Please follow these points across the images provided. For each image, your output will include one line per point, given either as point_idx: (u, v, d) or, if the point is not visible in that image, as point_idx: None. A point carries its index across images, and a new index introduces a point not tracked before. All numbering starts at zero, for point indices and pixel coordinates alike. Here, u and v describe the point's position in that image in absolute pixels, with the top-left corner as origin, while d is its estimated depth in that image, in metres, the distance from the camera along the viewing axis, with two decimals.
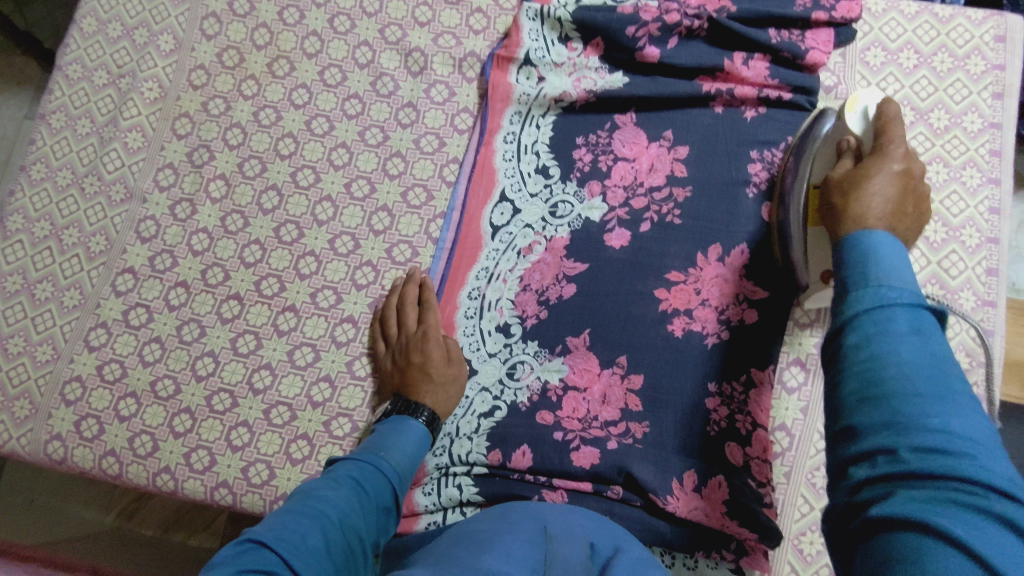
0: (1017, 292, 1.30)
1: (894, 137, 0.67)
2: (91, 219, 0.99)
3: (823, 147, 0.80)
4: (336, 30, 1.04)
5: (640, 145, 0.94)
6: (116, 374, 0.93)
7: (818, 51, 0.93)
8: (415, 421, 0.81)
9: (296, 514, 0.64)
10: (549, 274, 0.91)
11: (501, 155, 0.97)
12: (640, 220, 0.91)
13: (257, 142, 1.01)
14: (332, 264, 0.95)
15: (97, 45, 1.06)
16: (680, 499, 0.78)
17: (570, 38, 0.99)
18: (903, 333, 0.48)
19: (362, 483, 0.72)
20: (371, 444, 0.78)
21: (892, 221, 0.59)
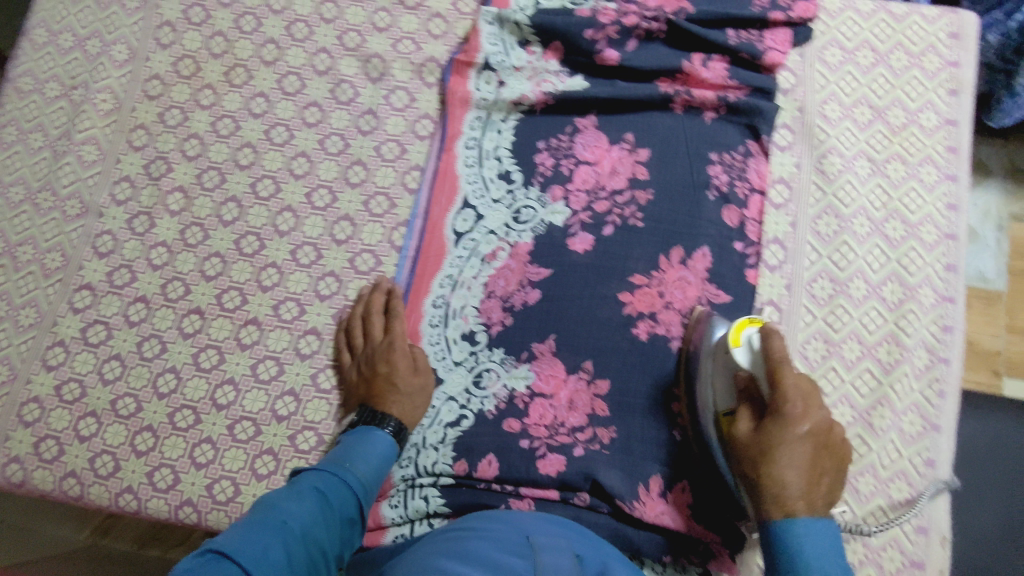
0: (983, 282, 1.31)
1: (781, 365, 0.70)
2: (46, 235, 0.97)
3: (721, 362, 0.77)
4: (294, 37, 1.03)
5: (602, 148, 0.94)
6: (75, 394, 0.91)
7: (776, 50, 0.94)
8: (382, 432, 0.80)
9: (257, 527, 0.64)
10: (513, 280, 0.90)
11: (463, 161, 0.96)
12: (604, 224, 0.91)
13: (215, 153, 0.99)
14: (294, 275, 0.94)
15: (48, 56, 1.03)
16: (647, 504, 0.78)
17: (529, 42, 0.99)
18: (822, 562, 0.64)
19: (327, 495, 0.71)
20: (339, 454, 0.77)
21: (809, 496, 0.68)
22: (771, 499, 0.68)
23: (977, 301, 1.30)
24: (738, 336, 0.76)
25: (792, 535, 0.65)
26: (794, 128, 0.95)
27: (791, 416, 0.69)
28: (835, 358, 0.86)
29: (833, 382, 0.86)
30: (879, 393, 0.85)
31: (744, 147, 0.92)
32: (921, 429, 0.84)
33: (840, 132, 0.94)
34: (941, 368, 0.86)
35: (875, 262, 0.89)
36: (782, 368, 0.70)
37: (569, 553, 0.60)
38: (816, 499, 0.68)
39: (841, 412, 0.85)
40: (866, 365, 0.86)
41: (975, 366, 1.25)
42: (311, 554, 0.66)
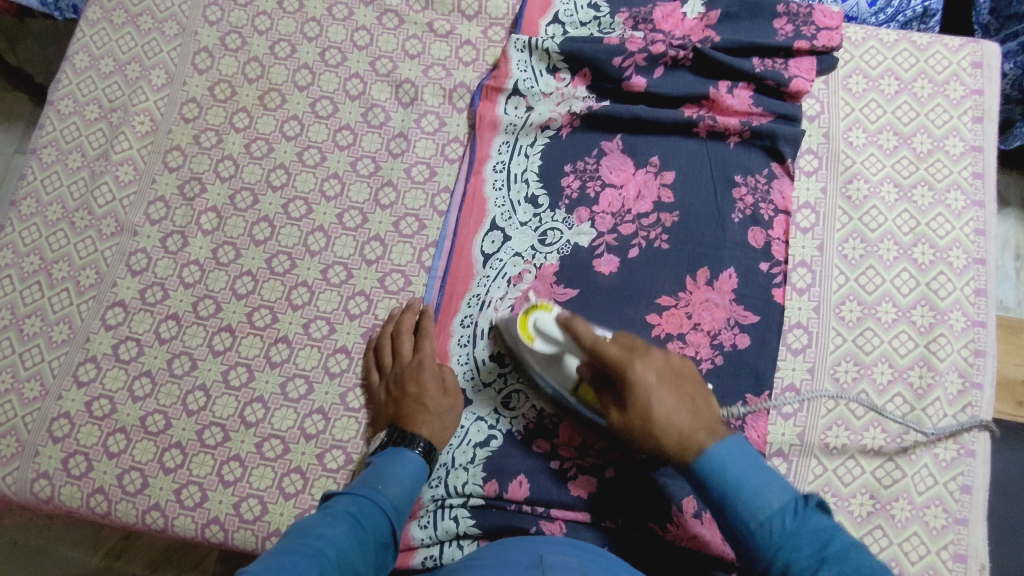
0: (1005, 310, 1.31)
1: (602, 347, 0.71)
2: (82, 253, 0.99)
3: (540, 361, 0.81)
4: (328, 63, 1.06)
5: (628, 171, 0.95)
6: (105, 410, 0.91)
7: (802, 78, 0.95)
8: (412, 453, 0.80)
9: (295, 554, 0.63)
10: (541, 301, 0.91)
11: (491, 184, 0.98)
12: (630, 246, 0.92)
13: (249, 174, 1.01)
14: (325, 294, 0.95)
15: (89, 80, 1.06)
16: (680, 527, 0.78)
17: (558, 68, 1.01)
18: (750, 497, 0.63)
19: (361, 519, 0.71)
20: (369, 477, 0.76)
21: (692, 404, 0.69)
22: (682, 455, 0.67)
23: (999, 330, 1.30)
24: (526, 329, 0.80)
25: (714, 473, 0.65)
26: (820, 154, 0.96)
27: (639, 376, 0.69)
28: (865, 381, 0.87)
29: (863, 406, 0.86)
30: (912, 417, 0.85)
31: (767, 170, 0.94)
32: (957, 454, 0.83)
33: (866, 158, 0.95)
34: (974, 393, 0.85)
35: (904, 287, 0.90)
36: (600, 349, 0.71)
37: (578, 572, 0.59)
38: (710, 416, 0.69)
39: (874, 436, 0.84)
40: (898, 389, 0.86)
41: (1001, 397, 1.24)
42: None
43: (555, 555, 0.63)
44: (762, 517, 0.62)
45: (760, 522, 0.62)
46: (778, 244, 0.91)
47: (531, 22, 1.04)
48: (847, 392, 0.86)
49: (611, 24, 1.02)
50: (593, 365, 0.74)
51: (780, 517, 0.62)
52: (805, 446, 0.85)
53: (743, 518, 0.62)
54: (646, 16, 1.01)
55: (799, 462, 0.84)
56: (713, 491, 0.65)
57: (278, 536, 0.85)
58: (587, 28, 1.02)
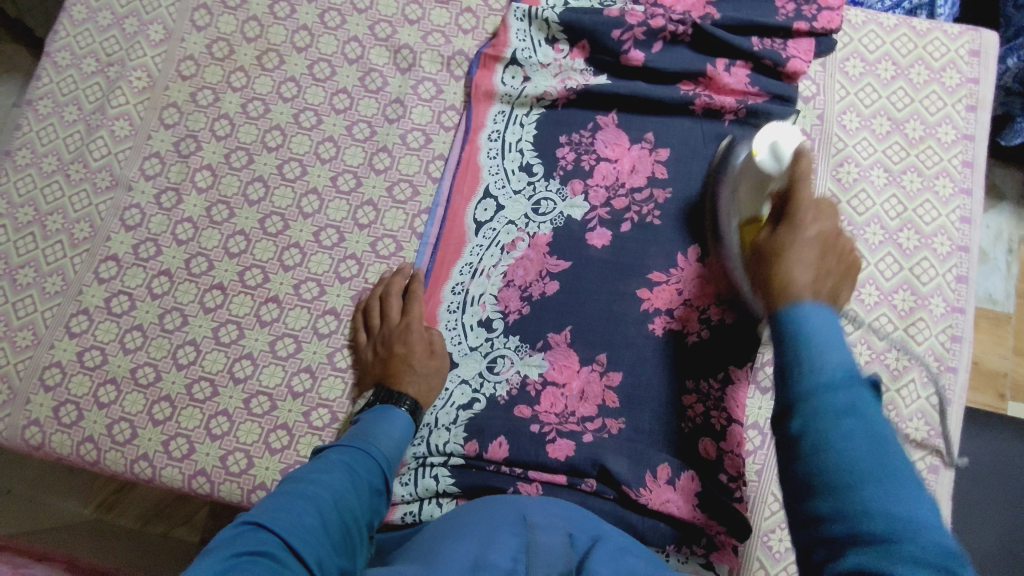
0: (993, 302, 1.33)
1: (801, 182, 0.63)
2: (76, 205, 0.99)
3: (744, 195, 0.79)
4: (327, 25, 1.05)
5: (622, 146, 0.96)
6: (97, 361, 0.93)
7: (800, 58, 0.95)
8: (400, 411, 0.82)
9: (290, 497, 0.65)
10: (532, 270, 0.92)
11: (486, 153, 0.98)
12: (621, 220, 0.93)
13: (244, 133, 1.01)
14: (316, 256, 0.96)
15: (87, 33, 1.06)
16: (654, 492, 0.80)
17: (557, 39, 1.01)
18: (824, 344, 0.51)
19: (354, 466, 0.72)
20: (358, 432, 0.78)
21: (819, 284, 0.56)
22: (775, 287, 0.56)
23: (984, 321, 1.32)
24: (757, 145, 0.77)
25: (798, 319, 0.53)
26: (813, 136, 0.96)
27: (800, 221, 0.61)
28: None
29: None
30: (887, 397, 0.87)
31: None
32: (927, 435, 0.85)
33: (858, 142, 0.96)
34: (948, 377, 0.87)
35: (887, 271, 0.91)
36: (800, 180, 0.63)
37: (562, 532, 0.61)
38: (830, 294, 0.56)
39: None
40: (875, 370, 0.88)
41: (981, 388, 1.26)
42: (346, 517, 0.67)
43: (540, 515, 0.65)
44: (822, 373, 0.49)
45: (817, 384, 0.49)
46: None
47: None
48: None
49: None
50: (779, 199, 0.66)
51: (845, 382, 0.49)
52: None
53: (806, 382, 0.49)
54: None
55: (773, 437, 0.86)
56: (788, 350, 0.52)
57: (262, 489, 0.87)
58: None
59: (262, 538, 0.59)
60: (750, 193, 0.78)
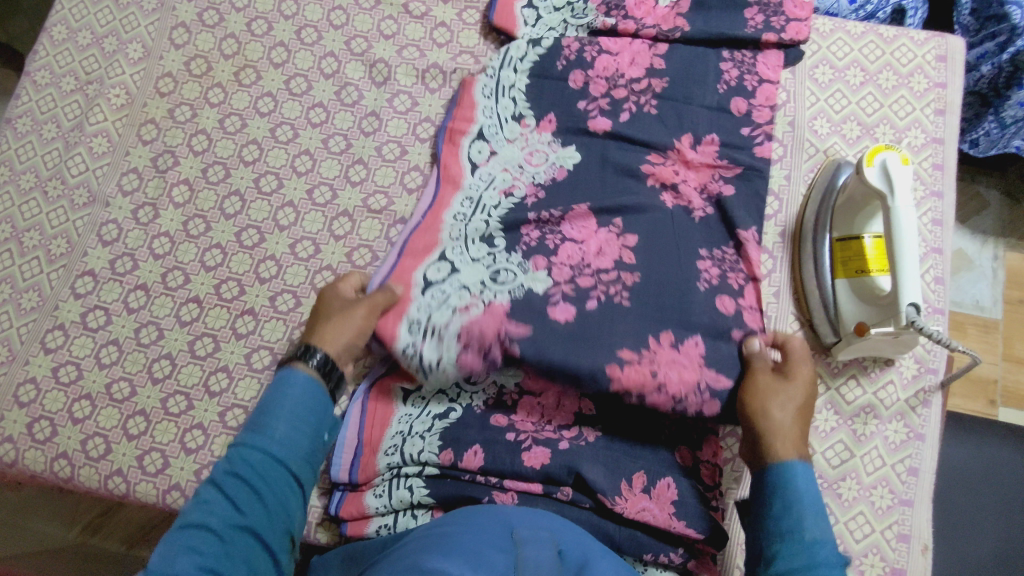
0: (981, 309, 1.33)
1: None
2: (53, 222, 1.00)
3: (845, 201, 0.86)
4: (304, 41, 1.06)
5: (590, 228, 0.89)
6: (71, 376, 0.93)
7: (768, 84, 0.95)
8: (297, 369, 0.76)
9: (178, 534, 0.63)
10: (489, 332, 0.82)
11: (449, 222, 0.92)
12: (587, 298, 0.84)
13: (221, 149, 1.02)
14: (293, 268, 0.96)
15: (66, 52, 1.07)
16: (629, 501, 0.79)
17: (523, 114, 0.97)
18: (815, 519, 0.68)
19: (246, 475, 0.67)
20: (258, 416, 0.72)
21: None
22: None
23: (973, 328, 1.32)
24: (871, 158, 0.81)
25: (791, 477, 0.71)
26: (785, 142, 0.97)
27: None
28: (819, 364, 0.88)
29: (817, 388, 0.87)
30: (867, 399, 0.86)
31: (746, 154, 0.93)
32: (906, 437, 0.85)
33: (829, 147, 0.96)
34: (928, 378, 0.87)
35: None
36: None
37: (550, 546, 0.60)
38: None
39: (826, 419, 0.86)
40: (852, 371, 0.87)
41: (972, 395, 1.26)
42: (246, 542, 0.64)
43: (528, 529, 0.63)
44: (817, 553, 0.66)
45: (815, 560, 0.66)
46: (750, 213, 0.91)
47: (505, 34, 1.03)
48: None
49: (584, 10, 1.01)
50: None
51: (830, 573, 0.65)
52: None
53: (797, 557, 0.66)
54: (618, 2, 1.00)
55: None
56: (787, 533, 0.68)
57: None
58: (560, 13, 1.02)
59: None
60: (852, 208, 0.85)
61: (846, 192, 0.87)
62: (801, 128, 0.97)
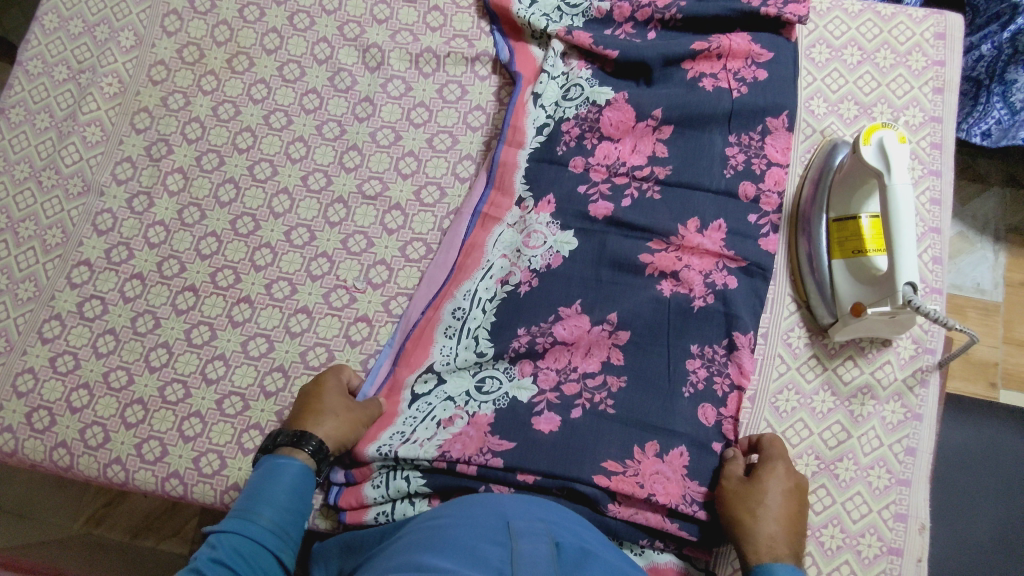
0: (981, 292, 1.32)
1: None
2: (48, 212, 0.99)
3: (843, 179, 0.85)
4: (296, 27, 1.06)
5: (582, 327, 0.86)
6: (69, 366, 0.93)
7: (776, 167, 0.90)
8: (294, 458, 0.76)
9: None
10: (472, 446, 0.81)
11: (444, 329, 0.89)
12: (572, 406, 0.83)
13: (215, 136, 1.02)
14: (288, 255, 0.96)
15: (58, 41, 1.07)
16: (622, 505, 0.78)
17: (523, 196, 0.94)
18: None
19: (234, 563, 0.66)
20: (244, 502, 0.72)
21: None
22: None
23: (974, 311, 1.31)
24: (867, 136, 0.80)
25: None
26: None
27: None
28: (816, 345, 0.88)
29: (814, 369, 0.87)
30: (865, 380, 0.86)
31: (759, 128, 0.92)
32: (903, 417, 0.84)
33: (826, 127, 0.96)
34: (927, 359, 0.86)
35: None
36: None
37: (546, 538, 0.60)
38: None
39: (823, 399, 0.85)
40: (849, 353, 0.87)
41: (972, 377, 1.26)
42: None
43: (524, 519, 0.63)
44: None
45: None
46: (770, 196, 0.89)
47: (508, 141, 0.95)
48: (799, 357, 0.87)
49: None
50: None
51: None
52: (755, 408, 0.86)
53: None
54: None
55: (748, 426, 0.85)
56: None
57: (235, 490, 0.86)
58: None
59: None
60: (850, 188, 0.84)
61: (844, 172, 0.86)
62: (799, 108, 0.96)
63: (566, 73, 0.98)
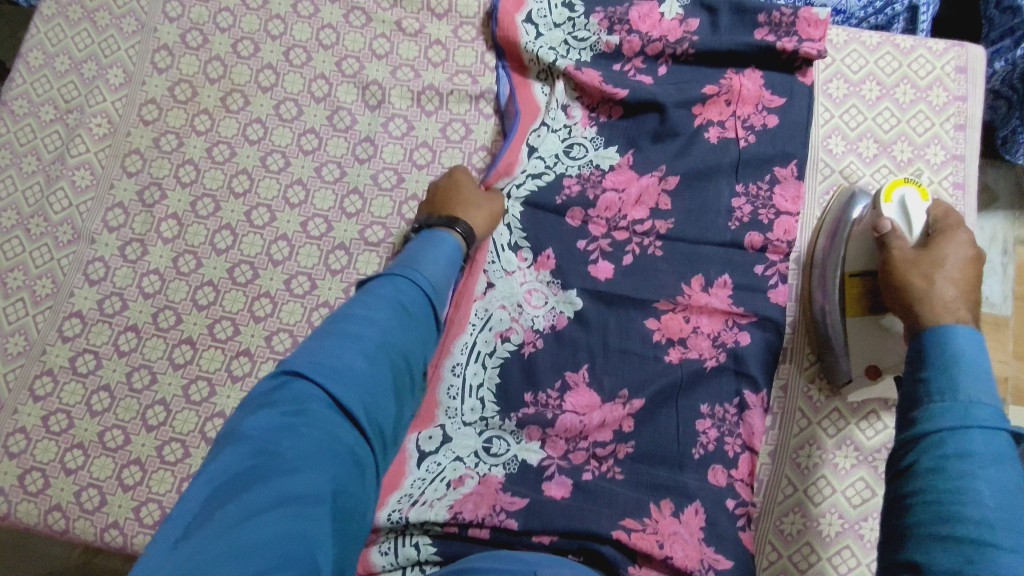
0: (989, 305, 1.27)
1: None
2: (37, 261, 0.96)
3: (859, 231, 0.80)
4: (292, 63, 1.02)
5: (590, 400, 0.83)
6: (62, 425, 0.89)
7: (786, 217, 0.87)
8: (450, 235, 0.78)
9: (335, 337, 0.58)
10: (484, 504, 0.77)
11: (445, 388, 0.84)
12: (582, 470, 0.81)
13: (210, 179, 0.98)
14: (288, 305, 0.92)
15: (44, 79, 1.02)
16: (643, 567, 0.74)
17: (520, 245, 0.91)
18: (974, 378, 0.50)
19: (404, 302, 0.65)
20: (404, 262, 0.71)
21: None
22: None
23: (983, 326, 1.26)
24: (888, 193, 0.76)
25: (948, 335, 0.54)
26: None
27: None
28: (837, 399, 0.85)
29: (835, 424, 0.84)
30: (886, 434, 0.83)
31: (770, 176, 0.89)
32: None
33: (845, 167, 0.92)
34: None
35: None
36: None
37: None
38: None
39: (845, 456, 0.83)
40: (871, 407, 0.84)
41: None
42: (395, 371, 0.60)
43: (550, 571, 0.61)
44: (974, 414, 0.49)
45: (968, 419, 0.48)
46: (779, 245, 0.86)
47: (488, 183, 0.93)
48: (820, 411, 0.85)
49: (586, 25, 0.97)
50: None
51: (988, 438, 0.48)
52: (775, 466, 0.83)
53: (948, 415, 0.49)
54: (622, 16, 0.96)
55: (768, 483, 0.82)
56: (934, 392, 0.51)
57: None
58: (560, 30, 0.98)
59: (300, 388, 0.53)
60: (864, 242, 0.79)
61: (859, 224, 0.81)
62: (814, 147, 0.93)
63: (570, 124, 0.95)
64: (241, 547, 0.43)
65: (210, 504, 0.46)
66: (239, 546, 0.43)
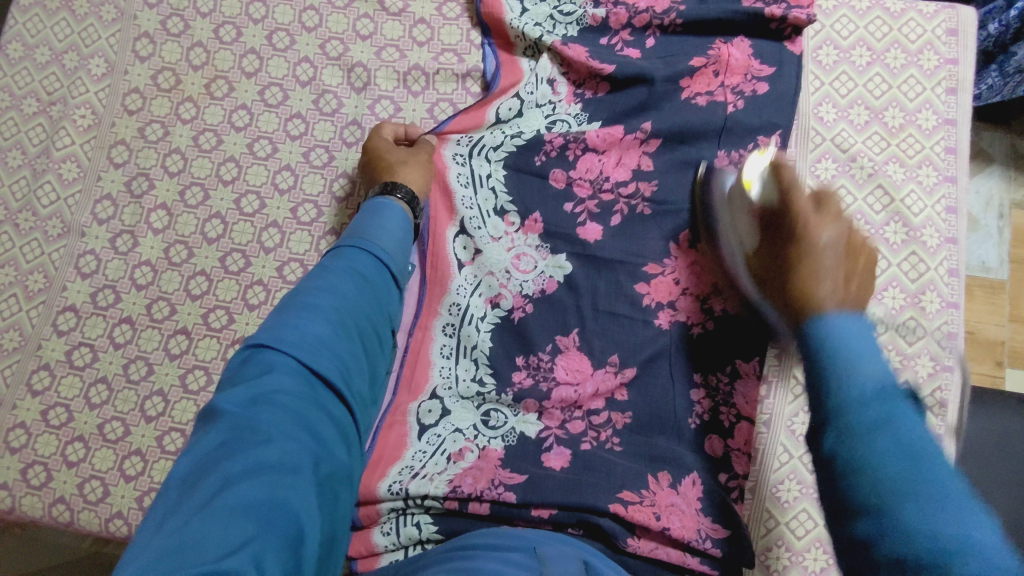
0: (986, 270, 1.27)
1: None
2: (28, 256, 0.95)
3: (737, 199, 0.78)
4: (276, 47, 1.00)
5: (583, 370, 0.83)
6: (62, 419, 0.90)
7: None
8: (392, 200, 0.79)
9: (294, 310, 0.63)
10: (482, 478, 0.78)
11: (438, 347, 0.87)
12: (580, 442, 0.81)
13: (198, 168, 0.97)
14: (281, 292, 0.92)
15: (25, 71, 1.01)
16: (641, 539, 0.75)
17: (505, 208, 0.90)
18: (856, 358, 0.50)
19: (358, 271, 0.70)
20: (353, 232, 0.75)
21: None
22: None
23: (980, 291, 1.26)
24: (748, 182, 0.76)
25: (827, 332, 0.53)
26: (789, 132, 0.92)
27: None
28: None
29: None
30: None
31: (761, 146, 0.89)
32: None
33: (836, 135, 0.92)
34: (944, 376, 0.84)
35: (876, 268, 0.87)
36: None
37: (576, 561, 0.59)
38: None
39: None
40: None
41: (978, 358, 1.22)
42: (354, 332, 0.66)
43: (550, 547, 0.62)
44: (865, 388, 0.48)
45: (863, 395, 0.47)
46: None
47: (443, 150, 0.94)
48: None
49: None
50: None
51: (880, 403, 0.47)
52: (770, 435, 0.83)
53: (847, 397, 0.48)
54: None
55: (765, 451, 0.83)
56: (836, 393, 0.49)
57: None
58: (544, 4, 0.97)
59: (267, 358, 0.58)
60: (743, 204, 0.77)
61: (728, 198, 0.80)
62: (804, 114, 0.92)
63: (553, 101, 0.94)
64: (241, 504, 0.48)
65: (197, 473, 0.50)
66: (231, 506, 0.47)
